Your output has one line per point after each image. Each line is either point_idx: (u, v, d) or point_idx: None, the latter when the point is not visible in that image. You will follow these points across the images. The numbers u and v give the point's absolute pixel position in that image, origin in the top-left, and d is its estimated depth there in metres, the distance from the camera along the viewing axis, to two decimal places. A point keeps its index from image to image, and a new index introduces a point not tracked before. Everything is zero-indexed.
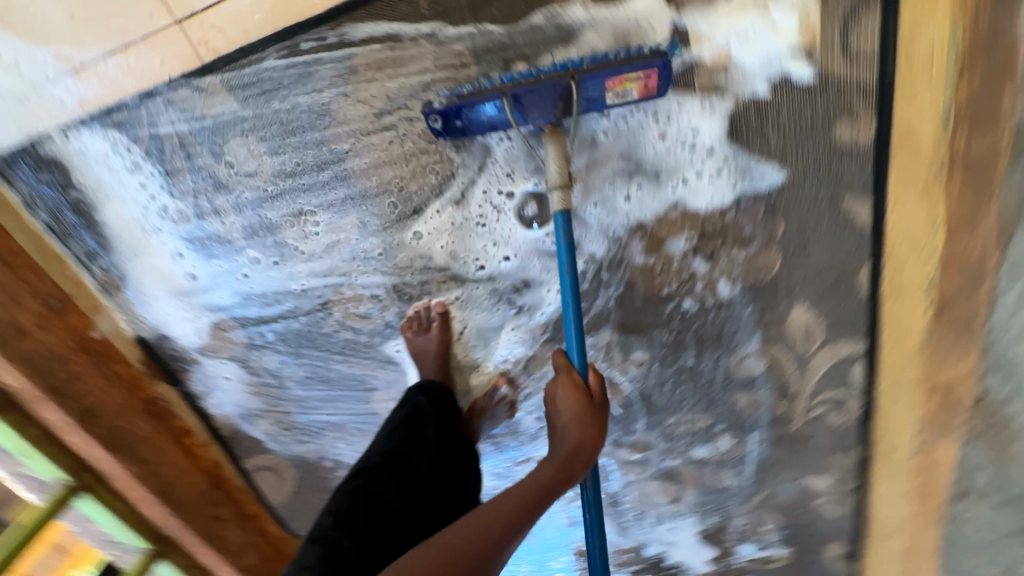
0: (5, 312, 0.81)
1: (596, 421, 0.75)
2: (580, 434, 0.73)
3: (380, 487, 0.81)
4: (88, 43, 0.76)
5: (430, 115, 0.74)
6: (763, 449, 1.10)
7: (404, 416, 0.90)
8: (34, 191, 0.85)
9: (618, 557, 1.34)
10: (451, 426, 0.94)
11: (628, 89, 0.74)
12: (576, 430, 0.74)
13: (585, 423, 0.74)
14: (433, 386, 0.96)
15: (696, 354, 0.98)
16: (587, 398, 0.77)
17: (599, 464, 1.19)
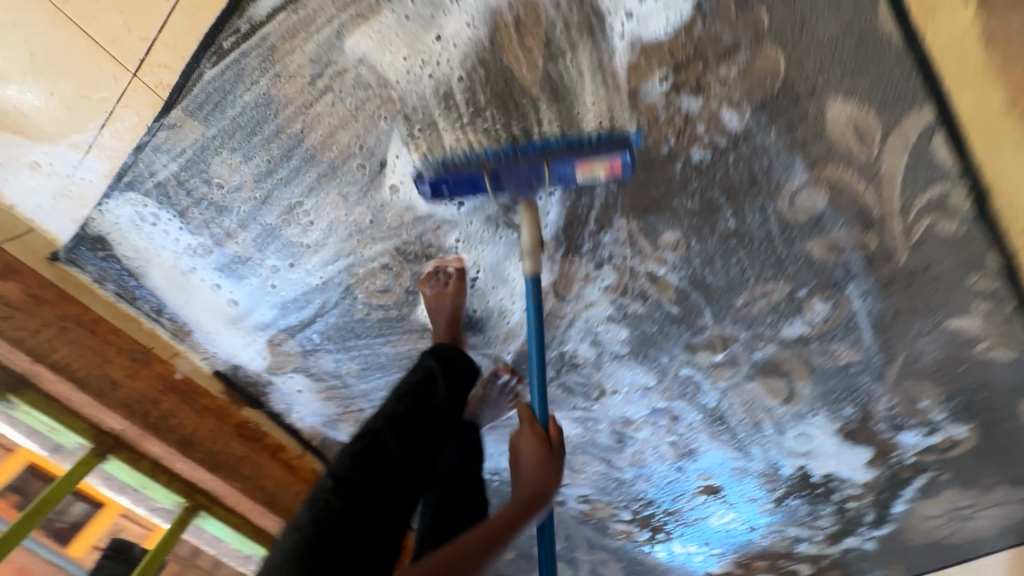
0: (99, 368, 0.97)
1: (551, 468, 0.81)
2: (538, 481, 0.80)
3: (388, 456, 0.83)
4: (82, 125, 0.88)
5: (421, 183, 0.84)
6: (872, 303, 0.89)
7: (418, 382, 0.92)
8: (98, 268, 1.00)
9: (751, 483, 1.18)
10: (462, 393, 0.95)
11: (595, 172, 0.80)
12: (535, 478, 0.80)
13: (543, 473, 0.81)
14: (447, 349, 0.96)
15: (734, 212, 0.84)
16: (544, 446, 0.84)
17: (683, 383, 1.04)
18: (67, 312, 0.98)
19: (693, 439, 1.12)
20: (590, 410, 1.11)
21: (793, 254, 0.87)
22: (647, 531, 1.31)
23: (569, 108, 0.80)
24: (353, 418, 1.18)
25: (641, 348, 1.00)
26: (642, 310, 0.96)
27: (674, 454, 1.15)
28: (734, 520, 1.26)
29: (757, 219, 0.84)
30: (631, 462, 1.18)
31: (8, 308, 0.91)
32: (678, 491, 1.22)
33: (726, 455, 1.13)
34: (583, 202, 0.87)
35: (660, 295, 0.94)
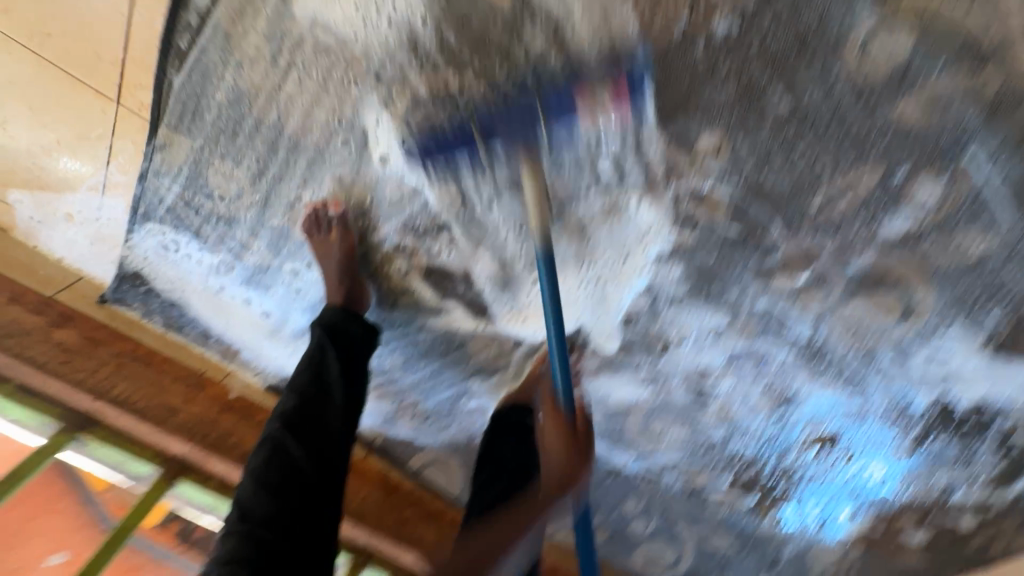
0: (158, 398, 1.00)
1: (584, 462, 0.72)
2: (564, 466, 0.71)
3: (293, 460, 0.81)
4: (91, 167, 0.90)
5: (411, 154, 0.76)
6: (1004, 167, 0.67)
7: (310, 368, 0.89)
8: (143, 304, 1.03)
9: (875, 426, 0.97)
10: (360, 367, 0.92)
11: (598, 94, 0.70)
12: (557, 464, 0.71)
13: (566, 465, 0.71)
14: (335, 316, 0.91)
15: (785, 89, 0.66)
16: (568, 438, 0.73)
17: (766, 319, 0.87)
18: (122, 349, 1.02)
19: (789, 383, 0.94)
20: (656, 367, 0.96)
21: (877, 126, 0.67)
22: (755, 496, 1.14)
23: (550, 15, 0.67)
24: (410, 413, 1.13)
25: (702, 284, 0.85)
26: (693, 239, 0.80)
27: (769, 403, 0.98)
28: (862, 472, 1.05)
29: (818, 93, 0.66)
30: (719, 420, 1.02)
31: (67, 354, 0.95)
32: (784, 445, 1.04)
33: (835, 395, 0.94)
34: (593, 124, 0.73)
35: (711, 216, 0.78)
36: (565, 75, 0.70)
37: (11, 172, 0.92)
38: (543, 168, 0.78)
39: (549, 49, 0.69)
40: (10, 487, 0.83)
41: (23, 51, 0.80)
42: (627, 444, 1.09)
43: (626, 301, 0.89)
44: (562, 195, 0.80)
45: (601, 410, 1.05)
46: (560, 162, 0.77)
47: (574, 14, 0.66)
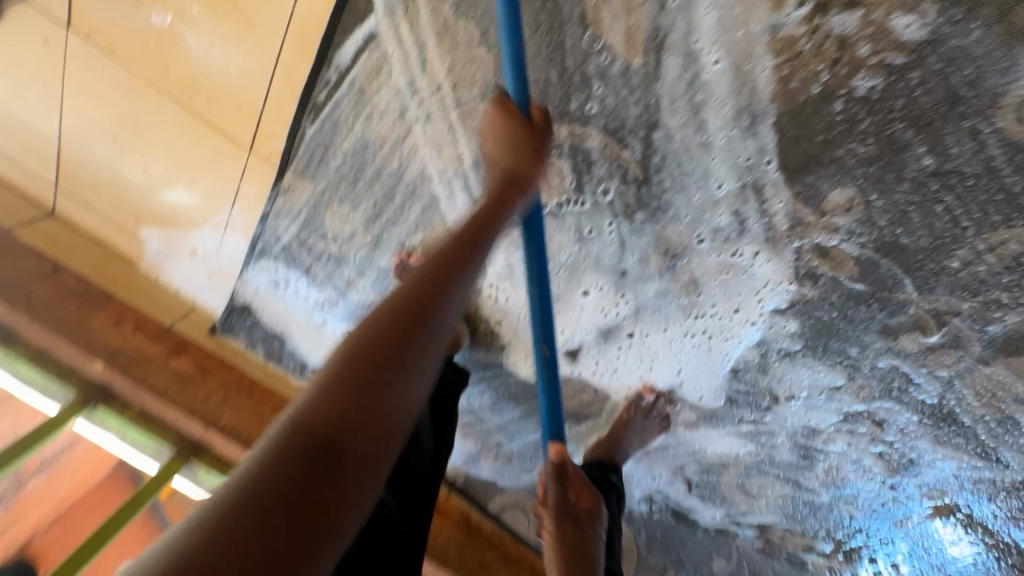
0: (258, 427, 1.03)
1: (532, 155, 0.64)
2: (513, 161, 0.64)
3: (381, 504, 0.77)
4: (220, 207, 0.96)
5: None
6: None
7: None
8: (247, 333, 1.08)
9: (1007, 501, 0.88)
10: (447, 411, 0.90)
11: None
12: (506, 155, 0.64)
13: (513, 150, 0.64)
14: None
15: (930, 145, 0.64)
16: (524, 125, 0.64)
17: (888, 379, 0.82)
18: (228, 377, 1.05)
19: (910, 448, 0.88)
20: (761, 422, 0.92)
21: None
22: (859, 565, 1.05)
23: (682, 74, 0.67)
24: (493, 454, 1.12)
25: (821, 341, 0.81)
26: (814, 295, 0.77)
27: (885, 469, 0.91)
28: (989, 551, 0.95)
29: (967, 150, 0.63)
30: (826, 482, 0.96)
31: (182, 380, 1.01)
32: (897, 514, 0.97)
33: (963, 464, 0.86)
34: (716, 178, 0.72)
35: (836, 272, 0.75)
36: (691, 131, 0.70)
37: (146, 209, 0.99)
38: (658, 219, 0.77)
39: (678, 106, 0.69)
40: (121, 521, 0.87)
41: (174, 102, 0.87)
42: (720, 500, 1.04)
43: (732, 353, 0.86)
44: (676, 247, 0.79)
45: (695, 463, 1.01)
46: (677, 215, 0.76)
47: (707, 72, 0.67)
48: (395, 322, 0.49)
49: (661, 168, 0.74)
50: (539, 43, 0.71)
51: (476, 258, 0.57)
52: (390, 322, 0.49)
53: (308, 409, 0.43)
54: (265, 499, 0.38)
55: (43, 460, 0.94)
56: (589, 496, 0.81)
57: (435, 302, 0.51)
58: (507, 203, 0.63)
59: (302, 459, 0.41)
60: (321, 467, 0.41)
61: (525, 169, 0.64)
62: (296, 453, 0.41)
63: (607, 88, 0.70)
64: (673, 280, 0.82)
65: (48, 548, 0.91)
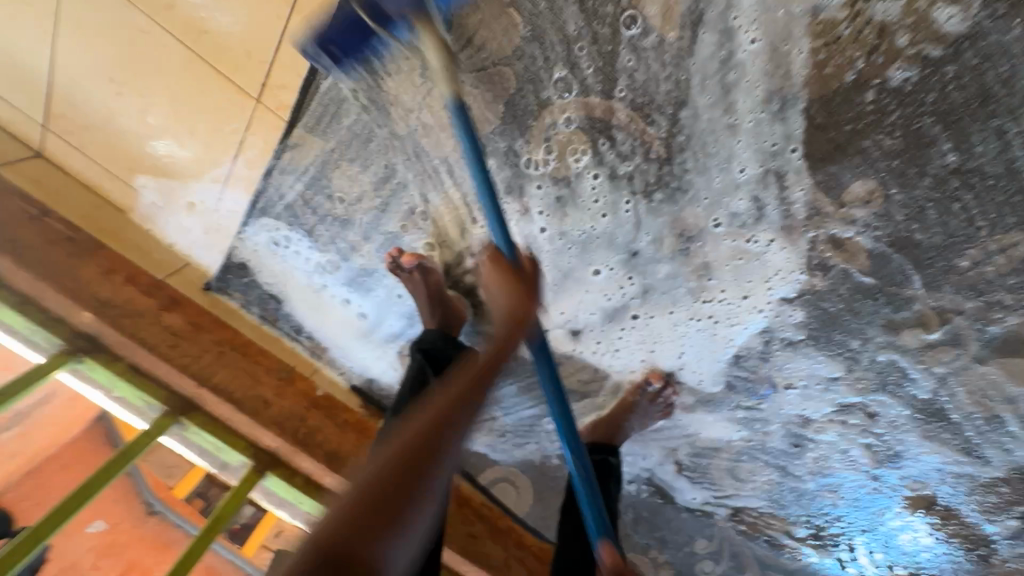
0: (252, 389, 1.00)
1: (531, 298, 0.71)
2: (512, 307, 0.69)
3: None
4: (222, 159, 0.92)
5: None
6: None
7: (411, 391, 0.86)
8: (242, 293, 1.06)
9: (983, 495, 0.92)
10: None
11: None
12: (509, 301, 0.70)
13: (516, 295, 0.70)
14: (436, 342, 0.88)
15: (955, 143, 0.64)
16: (510, 274, 0.71)
17: (885, 372, 0.84)
18: (222, 337, 1.03)
19: (898, 441, 0.90)
20: (757, 409, 0.93)
21: None
22: (836, 550, 1.09)
23: (717, 52, 0.66)
24: (487, 428, 1.12)
25: (825, 332, 0.82)
26: (823, 285, 0.78)
27: (871, 460, 0.94)
28: (958, 542, 0.99)
29: (991, 149, 0.64)
30: (813, 470, 0.98)
31: (175, 338, 0.97)
32: (878, 505, 1.00)
33: (947, 458, 0.89)
34: (739, 162, 0.72)
35: (847, 263, 0.75)
36: (719, 111, 0.69)
37: (143, 157, 0.95)
38: (676, 200, 0.77)
39: (708, 84, 0.68)
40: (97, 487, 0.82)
41: (178, 45, 0.83)
42: (708, 483, 1.06)
43: (733, 339, 0.87)
44: (691, 230, 0.78)
45: (688, 445, 1.03)
46: (696, 198, 0.76)
47: (742, 51, 0.65)
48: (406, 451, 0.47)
49: (685, 148, 0.72)
50: (573, 6, 0.68)
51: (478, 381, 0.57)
52: (450, 404, 0.52)
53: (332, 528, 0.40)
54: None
55: (14, 414, 0.91)
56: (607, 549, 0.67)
57: (444, 439, 0.49)
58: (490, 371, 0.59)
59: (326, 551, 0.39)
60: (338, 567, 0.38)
61: (528, 310, 0.70)
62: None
63: (638, 61, 0.69)
64: (685, 264, 0.82)
65: (16, 506, 0.87)
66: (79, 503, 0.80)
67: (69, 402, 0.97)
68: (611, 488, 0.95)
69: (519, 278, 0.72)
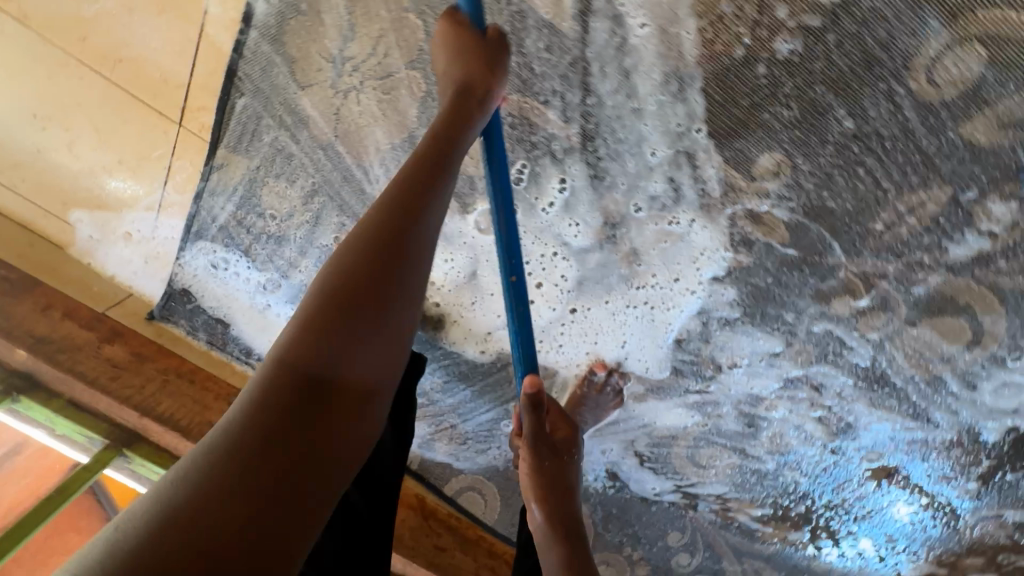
0: (200, 416, 0.99)
1: (488, 66, 0.65)
2: (463, 73, 0.64)
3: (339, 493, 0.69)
4: (153, 186, 0.92)
5: None
6: None
7: None
8: (188, 320, 1.04)
9: (939, 459, 0.92)
10: None
11: None
12: (453, 64, 0.65)
13: (471, 63, 0.64)
14: None
15: (850, 109, 0.66)
16: (462, 28, 0.65)
17: (826, 343, 0.84)
18: (167, 365, 1.01)
19: (848, 411, 0.90)
20: (708, 391, 0.93)
21: (946, 146, 0.66)
22: (808, 531, 1.07)
23: (611, 41, 0.68)
24: (447, 437, 1.10)
25: (758, 307, 0.82)
26: (749, 261, 0.79)
27: (826, 434, 0.93)
28: (923, 509, 0.98)
29: (884, 112, 0.65)
30: (770, 450, 0.98)
31: (117, 369, 0.96)
32: (840, 478, 0.98)
33: (898, 425, 0.89)
34: (649, 145, 0.73)
35: (769, 237, 0.76)
36: (622, 97, 0.70)
37: (75, 191, 0.95)
38: (595, 188, 0.77)
39: (607, 72, 0.69)
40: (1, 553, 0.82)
41: (96, 76, 0.83)
42: (672, 473, 1.05)
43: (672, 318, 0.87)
44: (614, 216, 0.79)
45: (645, 437, 1.02)
46: (614, 182, 0.76)
47: (634, 37, 0.67)
48: (368, 270, 0.54)
49: (596, 135, 0.73)
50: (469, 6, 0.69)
51: (410, 223, 0.57)
52: (377, 238, 0.56)
53: (259, 406, 0.48)
54: (271, 427, 0.47)
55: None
56: (567, 427, 0.85)
57: (381, 298, 0.55)
58: (423, 189, 0.59)
59: (282, 381, 0.49)
60: (313, 391, 0.50)
61: (485, 82, 0.65)
62: (183, 507, 0.42)
63: (539, 55, 0.70)
64: (614, 251, 0.82)
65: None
66: (32, 527, 0.86)
67: (42, 450, 0.95)
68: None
69: (473, 36, 0.64)
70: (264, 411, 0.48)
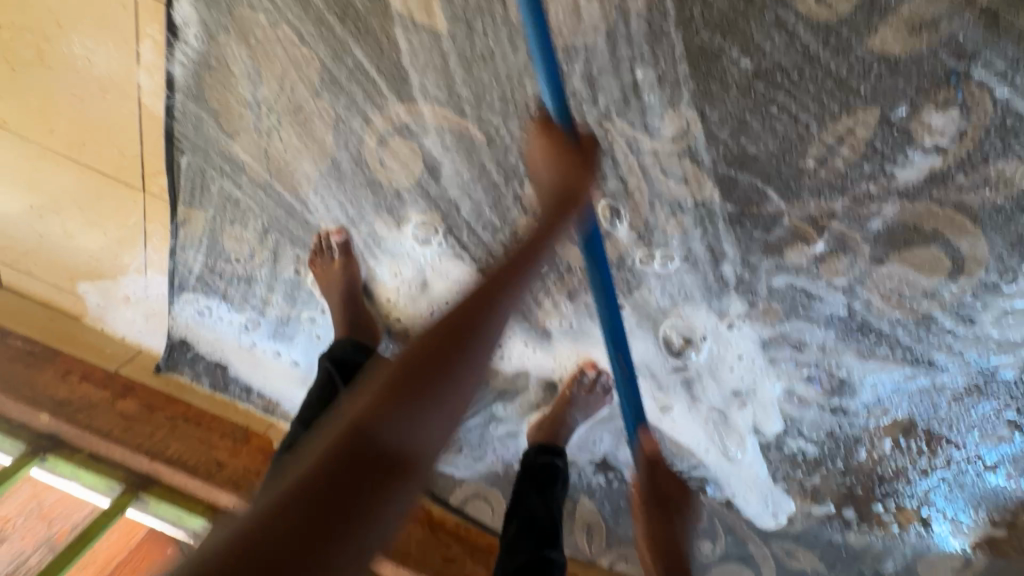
0: (205, 453, 1.06)
1: (587, 171, 0.64)
2: (564, 179, 0.63)
3: None
4: (136, 251, 1.00)
5: None
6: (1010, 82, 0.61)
7: (318, 402, 0.83)
8: (191, 367, 1.12)
9: (958, 405, 0.82)
10: None
11: None
12: (563, 181, 0.63)
13: (568, 170, 0.63)
14: (345, 350, 0.87)
15: (742, 47, 0.63)
16: None
17: (793, 296, 0.77)
18: (176, 412, 1.10)
19: (838, 367, 0.82)
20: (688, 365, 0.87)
21: (857, 65, 0.62)
22: (831, 503, 0.97)
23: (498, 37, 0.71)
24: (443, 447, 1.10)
25: (709, 270, 0.78)
26: (686, 223, 0.75)
27: (821, 394, 0.85)
28: (959, 465, 0.88)
29: (779, 44, 0.62)
30: (767, 420, 0.90)
31: (128, 421, 1.06)
32: (850, 441, 0.90)
33: (898, 375, 0.81)
34: None
35: (698, 196, 0.73)
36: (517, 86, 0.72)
37: (77, 267, 1.05)
38: (515, 179, 0.78)
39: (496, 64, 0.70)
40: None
41: (68, 162, 0.93)
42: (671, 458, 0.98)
43: None
44: None
45: None
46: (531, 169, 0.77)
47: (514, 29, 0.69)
48: (415, 367, 0.47)
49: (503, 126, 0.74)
50: (359, 34, 0.73)
51: (518, 280, 0.56)
52: (397, 386, 0.46)
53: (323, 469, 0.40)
54: (264, 553, 0.36)
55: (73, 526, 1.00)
56: (568, 175, 0.63)
57: (465, 347, 0.50)
58: (512, 280, 0.56)
59: (340, 451, 0.41)
60: (367, 463, 0.41)
61: (585, 191, 0.64)
62: (313, 528, 0.38)
63: (429, 64, 0.73)
64: None
65: None
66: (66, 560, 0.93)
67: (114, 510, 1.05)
68: (559, 492, 0.91)
69: None
70: (333, 480, 0.40)
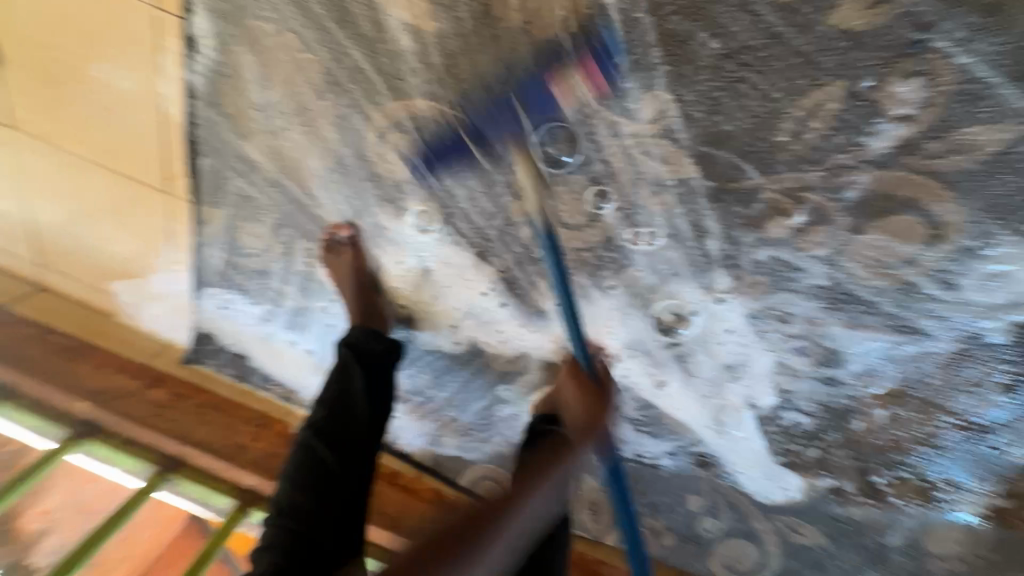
0: (228, 437, 1.14)
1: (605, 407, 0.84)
2: (587, 410, 0.83)
3: (320, 460, 0.82)
4: (161, 251, 1.09)
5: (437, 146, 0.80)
6: (971, 48, 0.63)
7: (338, 382, 0.88)
8: (214, 359, 1.19)
9: (949, 371, 0.83)
10: (388, 382, 0.90)
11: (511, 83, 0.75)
12: (581, 412, 0.84)
13: (592, 408, 0.83)
14: (359, 336, 0.91)
15: (710, 30, 0.68)
16: None
17: (778, 268, 0.80)
18: (202, 399, 1.18)
19: (826, 337, 0.84)
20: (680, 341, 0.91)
21: (821, 40, 0.65)
22: (832, 476, 0.98)
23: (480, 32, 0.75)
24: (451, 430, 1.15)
25: (694, 245, 0.81)
26: (668, 201, 0.79)
27: (812, 364, 0.87)
28: (957, 434, 0.88)
29: (744, 25, 0.66)
30: (761, 392, 0.93)
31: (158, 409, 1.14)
32: (844, 412, 0.91)
33: (887, 343, 0.82)
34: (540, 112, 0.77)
35: (678, 173, 0.76)
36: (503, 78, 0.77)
37: (110, 269, 1.14)
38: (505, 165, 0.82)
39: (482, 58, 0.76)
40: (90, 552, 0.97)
41: (100, 172, 1.02)
42: (670, 433, 1.02)
43: None
44: None
45: (636, 403, 1.01)
46: None
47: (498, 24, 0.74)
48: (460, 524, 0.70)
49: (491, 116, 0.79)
50: (357, 36, 0.79)
51: (534, 482, 0.76)
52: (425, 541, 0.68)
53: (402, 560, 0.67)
54: None
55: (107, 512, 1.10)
56: (583, 395, 0.84)
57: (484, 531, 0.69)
58: (527, 482, 0.76)
59: None
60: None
61: (603, 425, 0.83)
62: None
63: (420, 61, 0.78)
64: None
65: None
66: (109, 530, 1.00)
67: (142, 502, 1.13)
68: None
69: None
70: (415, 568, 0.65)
